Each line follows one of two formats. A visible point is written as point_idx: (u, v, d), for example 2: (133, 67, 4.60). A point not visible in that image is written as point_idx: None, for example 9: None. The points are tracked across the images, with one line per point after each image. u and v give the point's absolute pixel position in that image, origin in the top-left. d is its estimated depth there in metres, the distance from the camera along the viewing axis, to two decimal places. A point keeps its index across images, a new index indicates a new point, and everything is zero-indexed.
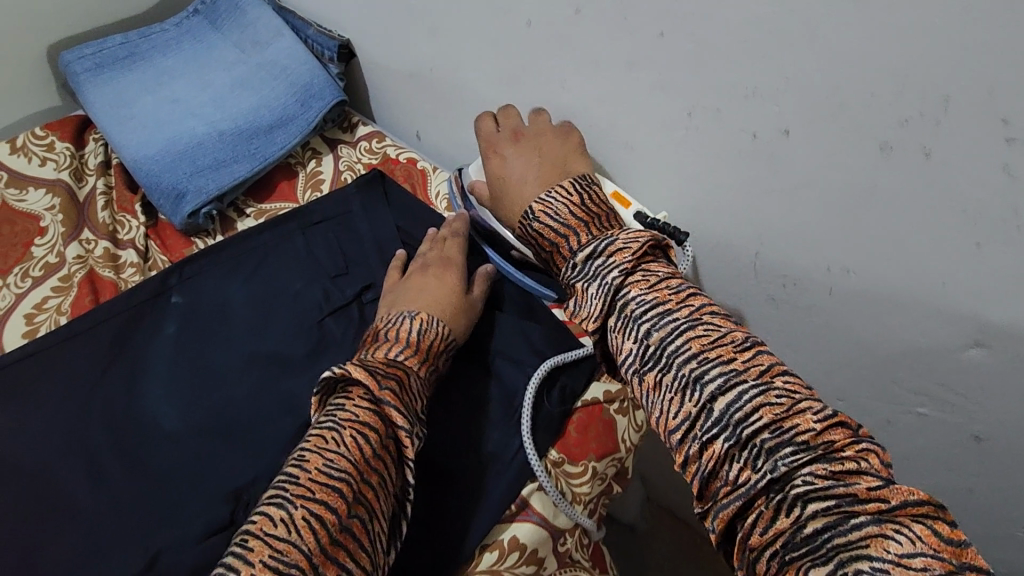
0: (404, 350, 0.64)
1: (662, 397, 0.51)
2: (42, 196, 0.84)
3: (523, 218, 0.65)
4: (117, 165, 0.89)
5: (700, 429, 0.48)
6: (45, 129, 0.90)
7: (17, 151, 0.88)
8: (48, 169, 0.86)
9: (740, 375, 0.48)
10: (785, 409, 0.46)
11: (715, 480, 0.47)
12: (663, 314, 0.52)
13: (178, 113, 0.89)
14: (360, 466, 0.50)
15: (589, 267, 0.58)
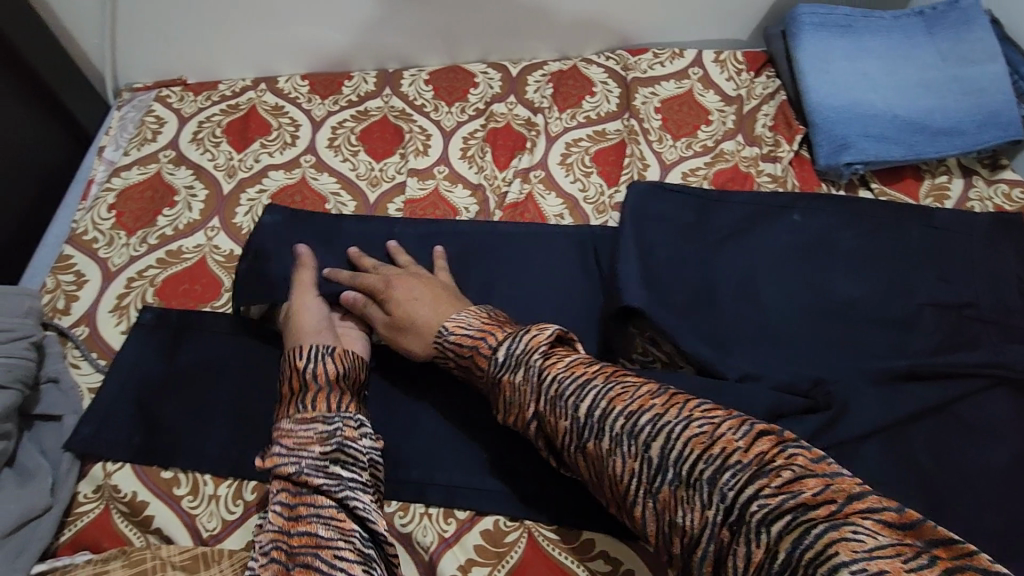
0: (330, 399, 0.62)
1: (611, 461, 0.52)
2: (188, 177, 0.93)
3: (436, 337, 0.65)
4: (268, 170, 0.94)
5: (647, 480, 0.50)
6: (223, 130, 0.99)
7: (194, 141, 0.98)
8: (205, 160, 0.95)
9: (659, 413, 0.51)
10: (710, 436, 0.49)
11: (677, 533, 0.48)
12: (584, 384, 0.55)
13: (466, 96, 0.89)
14: (288, 525, 0.56)
15: (512, 354, 0.59)
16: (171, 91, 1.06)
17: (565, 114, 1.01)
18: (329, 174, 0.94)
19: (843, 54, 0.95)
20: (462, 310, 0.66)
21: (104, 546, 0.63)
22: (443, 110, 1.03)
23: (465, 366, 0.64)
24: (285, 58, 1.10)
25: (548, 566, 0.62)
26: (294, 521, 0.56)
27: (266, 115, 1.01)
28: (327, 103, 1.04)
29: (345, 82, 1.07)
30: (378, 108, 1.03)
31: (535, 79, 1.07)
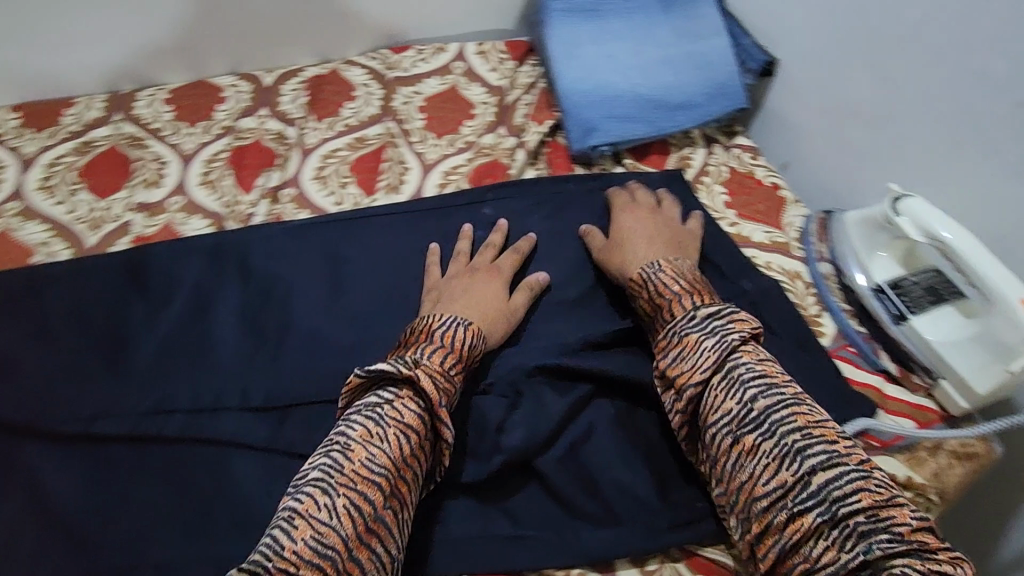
0: (458, 362, 0.70)
1: (759, 461, 0.63)
2: (181, 203, 0.95)
3: (648, 269, 0.80)
4: (273, 195, 0.96)
5: (796, 498, 0.60)
6: (222, 158, 1.00)
7: (204, 183, 0.97)
8: (210, 199, 0.95)
9: (846, 460, 0.60)
10: (883, 498, 0.58)
11: (796, 554, 0.59)
12: (772, 386, 0.66)
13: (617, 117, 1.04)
14: (395, 467, 0.60)
15: (707, 324, 0.71)
16: (160, 121, 1.05)
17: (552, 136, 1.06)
18: (311, 211, 0.95)
19: (816, 68, 0.99)
20: (656, 261, 0.81)
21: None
22: (431, 142, 1.06)
23: (658, 304, 0.78)
24: (289, 85, 1.13)
25: None
26: (401, 474, 0.60)
27: (270, 143, 1.03)
28: (322, 128, 1.07)
29: (346, 104, 1.10)
30: (377, 137, 1.06)
31: (521, 105, 1.12)
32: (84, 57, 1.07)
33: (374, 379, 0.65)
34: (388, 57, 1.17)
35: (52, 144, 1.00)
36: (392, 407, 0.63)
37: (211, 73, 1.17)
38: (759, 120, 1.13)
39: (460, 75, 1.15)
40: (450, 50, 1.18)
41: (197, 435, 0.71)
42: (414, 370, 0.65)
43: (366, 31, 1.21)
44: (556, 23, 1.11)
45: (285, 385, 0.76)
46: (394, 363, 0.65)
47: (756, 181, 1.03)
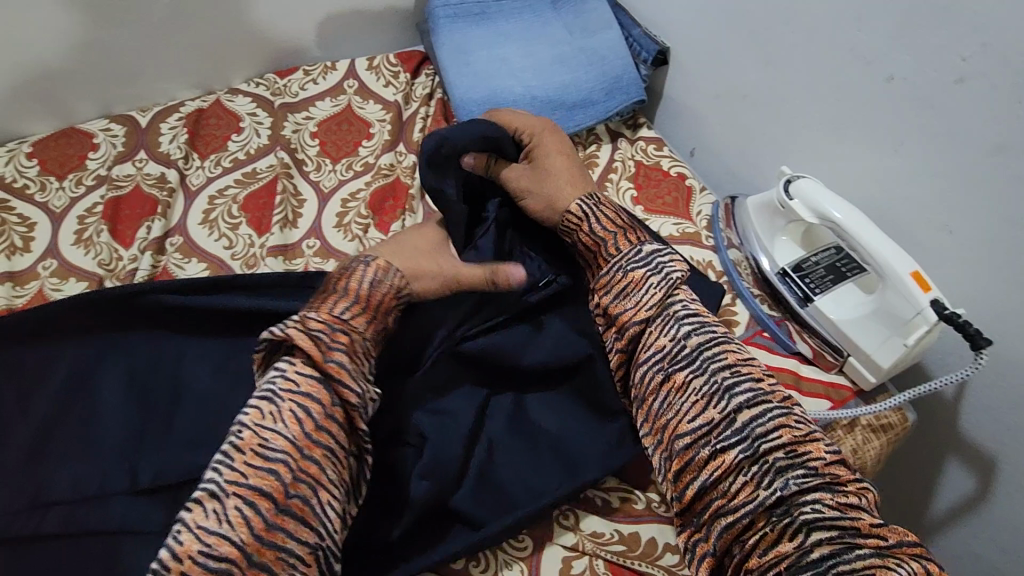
0: (357, 311, 0.64)
1: (687, 399, 0.62)
2: (55, 268, 0.88)
3: (586, 200, 0.76)
4: (156, 245, 0.90)
5: (718, 433, 0.59)
6: (97, 211, 0.93)
7: (78, 242, 0.90)
8: (87, 259, 0.88)
9: (769, 399, 0.60)
10: (802, 436, 0.58)
11: (715, 491, 0.58)
12: (705, 327, 0.66)
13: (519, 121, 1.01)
14: (301, 442, 0.56)
15: (653, 260, 0.70)
16: (24, 177, 0.97)
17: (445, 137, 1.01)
18: (198, 259, 0.90)
19: (703, 64, 1.00)
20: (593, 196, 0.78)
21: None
22: (327, 169, 1.01)
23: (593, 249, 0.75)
24: (167, 122, 1.05)
25: None
26: (306, 445, 0.56)
27: (149, 189, 0.96)
28: (207, 166, 1.00)
29: (232, 137, 1.04)
30: (268, 168, 1.00)
31: (418, 119, 1.08)
32: None
33: (284, 344, 0.61)
34: (275, 82, 1.12)
35: None
36: (284, 379, 0.58)
37: (83, 119, 1.09)
38: (661, 111, 1.12)
39: (353, 94, 1.11)
40: (339, 69, 1.13)
41: (81, 529, 0.65)
42: (292, 330, 0.60)
43: (250, 57, 1.15)
44: (443, 31, 1.08)
45: (178, 458, 0.71)
46: (277, 327, 0.60)
47: (662, 172, 1.02)
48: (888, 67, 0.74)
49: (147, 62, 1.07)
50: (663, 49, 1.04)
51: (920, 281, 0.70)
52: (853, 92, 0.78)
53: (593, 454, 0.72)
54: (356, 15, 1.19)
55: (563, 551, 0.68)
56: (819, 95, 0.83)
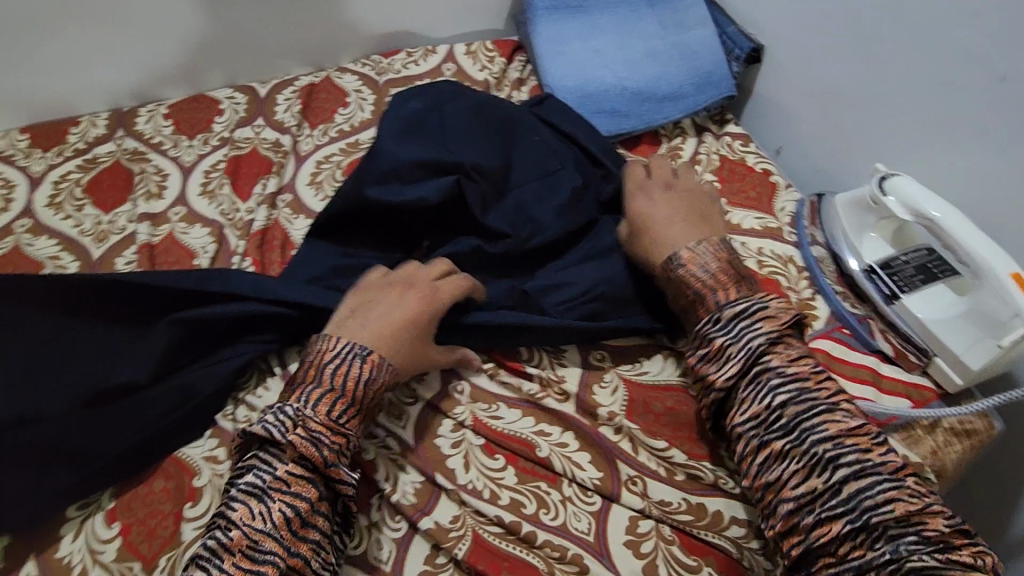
0: (350, 409, 0.65)
1: (786, 467, 0.63)
2: (181, 214, 0.97)
3: (672, 261, 0.75)
4: (270, 198, 0.99)
5: (822, 504, 0.61)
6: (224, 168, 1.03)
7: (204, 193, 1.00)
8: (210, 208, 0.98)
9: (873, 465, 0.61)
10: (917, 507, 0.58)
11: (819, 551, 0.60)
12: (807, 394, 0.65)
13: (606, 108, 1.05)
14: (290, 541, 0.60)
15: (733, 325, 0.70)
16: (161, 135, 1.09)
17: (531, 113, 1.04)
18: (305, 216, 0.97)
19: (798, 62, 1.00)
20: (695, 242, 0.76)
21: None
22: None
23: (689, 300, 0.74)
24: (284, 94, 1.15)
25: (500, 556, 0.67)
26: (300, 538, 0.60)
27: (266, 152, 1.06)
28: (316, 135, 1.09)
29: (339, 110, 1.13)
30: (370, 140, 1.08)
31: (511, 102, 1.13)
32: (92, 79, 1.12)
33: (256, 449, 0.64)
34: (380, 62, 1.20)
35: (58, 163, 1.04)
36: (273, 477, 0.61)
37: (210, 88, 1.21)
38: (750, 108, 1.13)
39: (451, 77, 1.17)
40: (439, 52, 1.20)
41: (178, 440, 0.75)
42: (292, 435, 0.62)
43: (358, 39, 1.24)
44: (541, 22, 1.13)
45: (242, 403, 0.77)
46: (253, 427, 0.63)
47: (747, 168, 1.03)
48: (1002, 69, 0.73)
49: (269, 39, 1.18)
50: (757, 46, 1.06)
51: (1020, 283, 0.69)
52: (962, 91, 0.78)
53: (664, 426, 0.75)
54: (457, 6, 1.26)
55: (630, 512, 0.70)
56: (922, 95, 0.82)
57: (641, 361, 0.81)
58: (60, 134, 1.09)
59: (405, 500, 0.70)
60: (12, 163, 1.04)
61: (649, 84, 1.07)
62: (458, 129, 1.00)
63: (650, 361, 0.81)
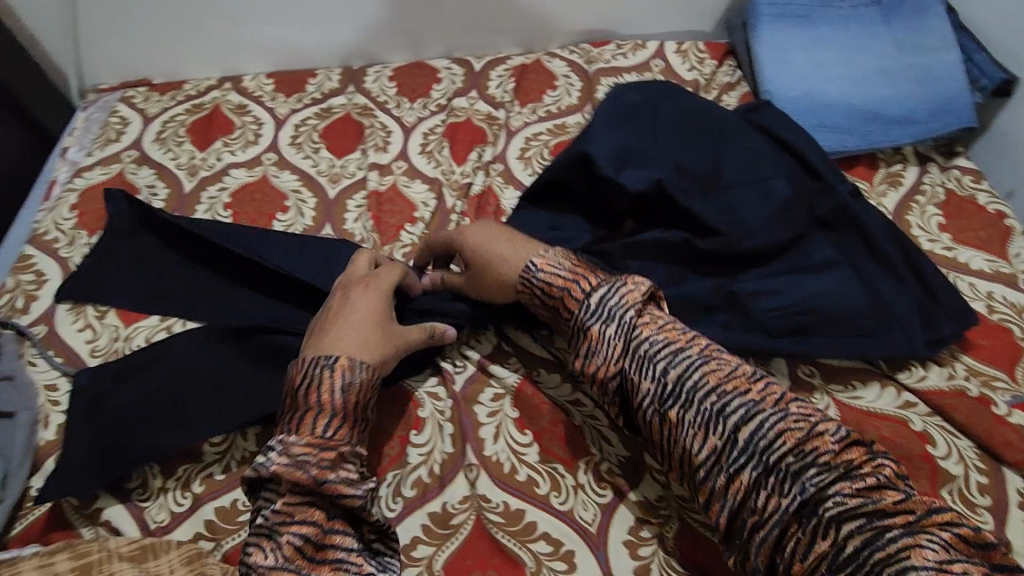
0: (336, 421, 0.61)
1: (762, 494, 0.56)
2: (402, 168, 1.06)
3: (527, 271, 0.73)
4: (485, 165, 1.05)
5: (728, 459, 0.58)
6: (443, 132, 1.11)
7: (423, 152, 1.08)
8: (429, 167, 1.06)
9: (757, 405, 0.59)
10: (805, 434, 0.56)
11: (744, 510, 0.57)
12: (677, 352, 0.64)
13: (828, 121, 1.02)
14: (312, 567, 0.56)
15: (602, 309, 0.68)
16: (386, 95, 1.18)
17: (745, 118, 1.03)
18: (515, 187, 1.03)
19: None
20: (545, 251, 0.74)
21: (55, 536, 0.69)
22: None
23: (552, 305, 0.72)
24: (497, 70, 1.21)
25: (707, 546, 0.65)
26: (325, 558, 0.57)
27: (480, 123, 1.12)
28: (526, 112, 1.14)
29: (548, 92, 1.17)
30: (577, 124, 1.12)
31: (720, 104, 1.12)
32: (333, 38, 1.24)
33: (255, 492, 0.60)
34: (589, 52, 1.23)
35: (299, 108, 1.17)
36: (274, 512, 0.57)
37: (428, 57, 1.30)
38: (983, 143, 1.06)
39: (658, 73, 1.18)
40: (649, 48, 1.22)
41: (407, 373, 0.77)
42: (275, 466, 0.58)
43: (568, 27, 1.29)
44: (766, 27, 1.11)
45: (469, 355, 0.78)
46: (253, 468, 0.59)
47: (977, 207, 0.97)
48: None
49: (491, 18, 1.25)
50: (1012, 79, 0.99)
51: None
52: None
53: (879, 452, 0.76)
54: (671, 4, 1.27)
55: None
56: None
57: (856, 386, 0.82)
58: (301, 84, 1.21)
59: (612, 469, 0.71)
60: (261, 104, 1.18)
61: (877, 104, 1.03)
62: (675, 128, 0.98)
63: (863, 386, 0.82)
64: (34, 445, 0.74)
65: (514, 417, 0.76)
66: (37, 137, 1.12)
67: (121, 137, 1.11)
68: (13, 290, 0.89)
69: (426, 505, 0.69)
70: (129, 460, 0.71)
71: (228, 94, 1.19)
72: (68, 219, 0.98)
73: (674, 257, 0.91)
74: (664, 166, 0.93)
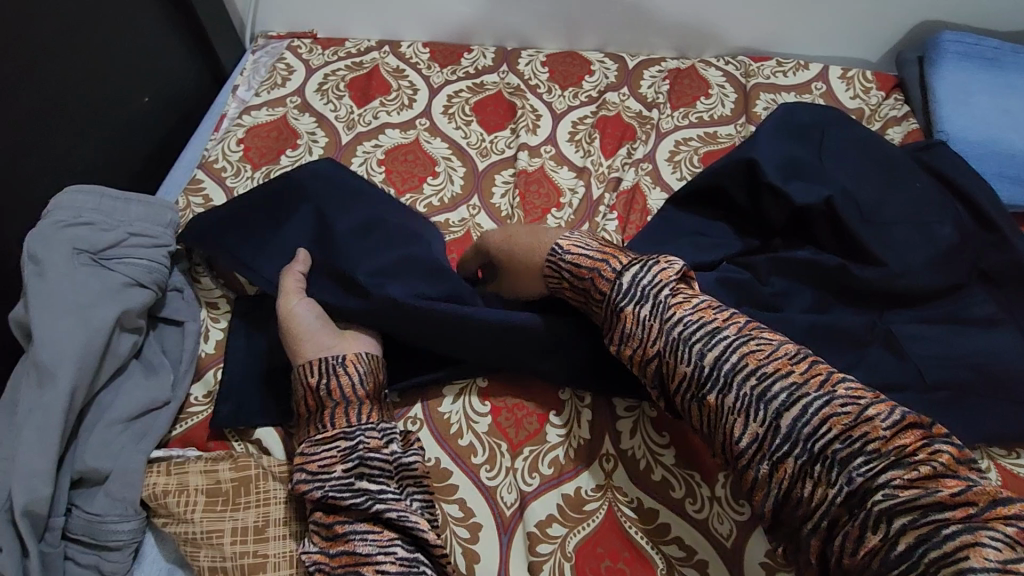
0: (318, 414, 0.66)
1: (811, 488, 0.54)
2: (550, 153, 1.07)
3: (553, 254, 0.71)
4: (634, 164, 1.04)
5: (769, 446, 0.56)
6: (593, 124, 1.11)
7: (572, 140, 1.09)
8: (576, 156, 1.06)
9: (804, 389, 0.56)
10: (852, 419, 0.53)
11: (790, 500, 0.55)
12: (715, 334, 0.60)
13: (1005, 173, 0.97)
14: (329, 543, 0.60)
15: (636, 289, 0.65)
16: (538, 79, 1.19)
17: (916, 155, 0.98)
18: (661, 190, 1.02)
19: None
20: (573, 232, 0.73)
21: (209, 446, 0.72)
22: None
23: (581, 287, 0.69)
24: (651, 71, 1.20)
25: None
26: (336, 535, 0.60)
27: (630, 120, 1.12)
28: (678, 116, 1.12)
29: (701, 99, 1.15)
30: (729, 136, 1.10)
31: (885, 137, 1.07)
32: (494, 16, 1.26)
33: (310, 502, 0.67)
34: (748, 65, 1.20)
35: (453, 80, 1.19)
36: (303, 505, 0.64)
37: (581, 48, 1.30)
38: None
39: (818, 97, 1.15)
40: (812, 70, 1.18)
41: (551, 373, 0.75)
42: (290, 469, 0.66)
43: (727, 36, 1.26)
44: (946, 65, 1.07)
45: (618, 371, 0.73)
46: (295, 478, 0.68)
47: None
48: None
49: (652, 16, 1.23)
50: None
51: None
52: None
53: None
54: (841, 28, 1.22)
55: None
56: None
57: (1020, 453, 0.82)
58: (455, 56, 1.24)
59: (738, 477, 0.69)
60: (418, 70, 1.20)
61: None
62: (846, 151, 0.93)
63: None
64: (197, 356, 0.77)
65: (653, 416, 0.74)
66: (212, 73, 1.19)
67: (286, 83, 1.16)
68: (184, 210, 0.95)
69: (561, 486, 0.70)
70: (280, 403, 0.73)
71: (387, 57, 1.22)
72: (235, 151, 1.04)
73: (825, 283, 0.86)
74: (829, 184, 0.88)
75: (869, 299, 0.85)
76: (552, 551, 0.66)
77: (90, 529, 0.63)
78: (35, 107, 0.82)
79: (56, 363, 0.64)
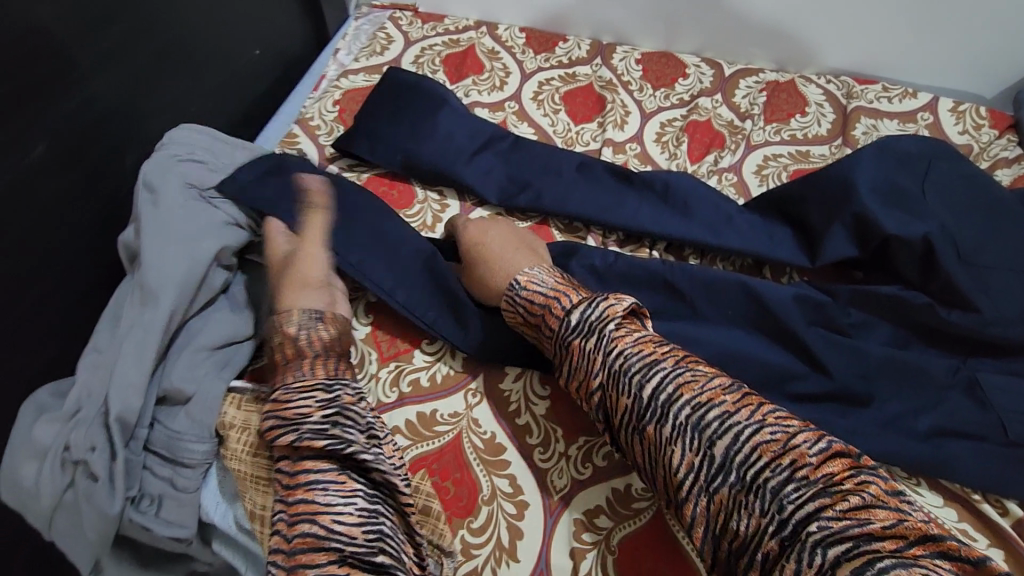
0: (297, 365, 0.67)
1: (742, 516, 0.50)
2: (634, 151, 1.06)
3: (511, 290, 0.72)
4: (718, 172, 1.03)
5: (706, 477, 0.53)
6: (681, 127, 1.09)
7: (658, 141, 1.08)
8: (661, 157, 1.06)
9: (739, 418, 0.54)
10: (780, 446, 0.51)
11: (727, 533, 0.51)
12: (654, 364, 0.59)
13: None
14: (288, 492, 0.60)
15: (585, 322, 0.64)
16: (631, 76, 1.18)
17: None
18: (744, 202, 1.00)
19: None
20: (535, 268, 0.73)
21: None
22: None
23: (534, 323, 0.70)
24: (747, 80, 1.18)
25: None
26: (298, 484, 0.60)
27: (720, 128, 1.10)
28: (771, 130, 1.09)
29: (797, 115, 1.11)
30: (822, 156, 1.06)
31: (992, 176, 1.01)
32: (594, 9, 1.25)
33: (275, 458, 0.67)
34: (852, 86, 1.16)
35: (546, 67, 1.19)
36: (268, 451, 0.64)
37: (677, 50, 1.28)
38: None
39: (923, 128, 1.10)
40: (920, 99, 1.13)
41: None
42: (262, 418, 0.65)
43: (833, 54, 1.21)
44: None
45: None
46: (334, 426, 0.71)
47: None
48: None
49: (757, 24, 1.20)
50: None
51: None
52: None
53: None
54: (957, 58, 1.16)
55: None
56: None
57: None
58: (551, 45, 1.24)
59: None
60: (512, 53, 1.21)
61: None
62: (952, 187, 0.88)
63: None
64: None
65: None
66: (317, 35, 1.24)
67: (385, 51, 1.19)
68: None
69: (610, 480, 0.70)
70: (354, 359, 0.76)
71: (483, 37, 1.24)
72: (331, 111, 1.08)
73: (908, 319, 0.82)
74: (928, 221, 0.83)
75: (953, 342, 0.81)
76: (596, 537, 0.67)
77: (169, 444, 0.68)
78: (164, 48, 0.87)
79: (158, 285, 0.69)
